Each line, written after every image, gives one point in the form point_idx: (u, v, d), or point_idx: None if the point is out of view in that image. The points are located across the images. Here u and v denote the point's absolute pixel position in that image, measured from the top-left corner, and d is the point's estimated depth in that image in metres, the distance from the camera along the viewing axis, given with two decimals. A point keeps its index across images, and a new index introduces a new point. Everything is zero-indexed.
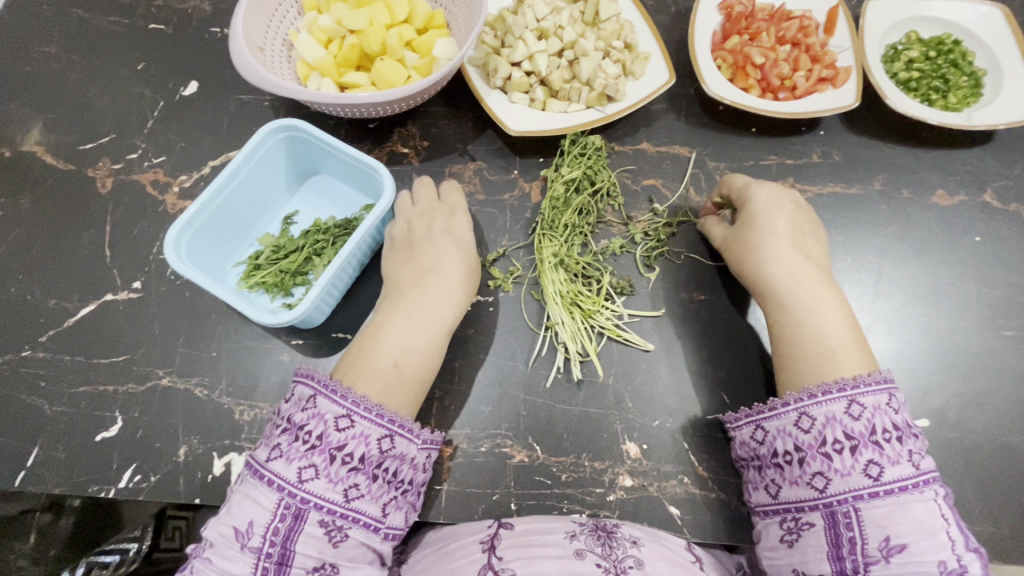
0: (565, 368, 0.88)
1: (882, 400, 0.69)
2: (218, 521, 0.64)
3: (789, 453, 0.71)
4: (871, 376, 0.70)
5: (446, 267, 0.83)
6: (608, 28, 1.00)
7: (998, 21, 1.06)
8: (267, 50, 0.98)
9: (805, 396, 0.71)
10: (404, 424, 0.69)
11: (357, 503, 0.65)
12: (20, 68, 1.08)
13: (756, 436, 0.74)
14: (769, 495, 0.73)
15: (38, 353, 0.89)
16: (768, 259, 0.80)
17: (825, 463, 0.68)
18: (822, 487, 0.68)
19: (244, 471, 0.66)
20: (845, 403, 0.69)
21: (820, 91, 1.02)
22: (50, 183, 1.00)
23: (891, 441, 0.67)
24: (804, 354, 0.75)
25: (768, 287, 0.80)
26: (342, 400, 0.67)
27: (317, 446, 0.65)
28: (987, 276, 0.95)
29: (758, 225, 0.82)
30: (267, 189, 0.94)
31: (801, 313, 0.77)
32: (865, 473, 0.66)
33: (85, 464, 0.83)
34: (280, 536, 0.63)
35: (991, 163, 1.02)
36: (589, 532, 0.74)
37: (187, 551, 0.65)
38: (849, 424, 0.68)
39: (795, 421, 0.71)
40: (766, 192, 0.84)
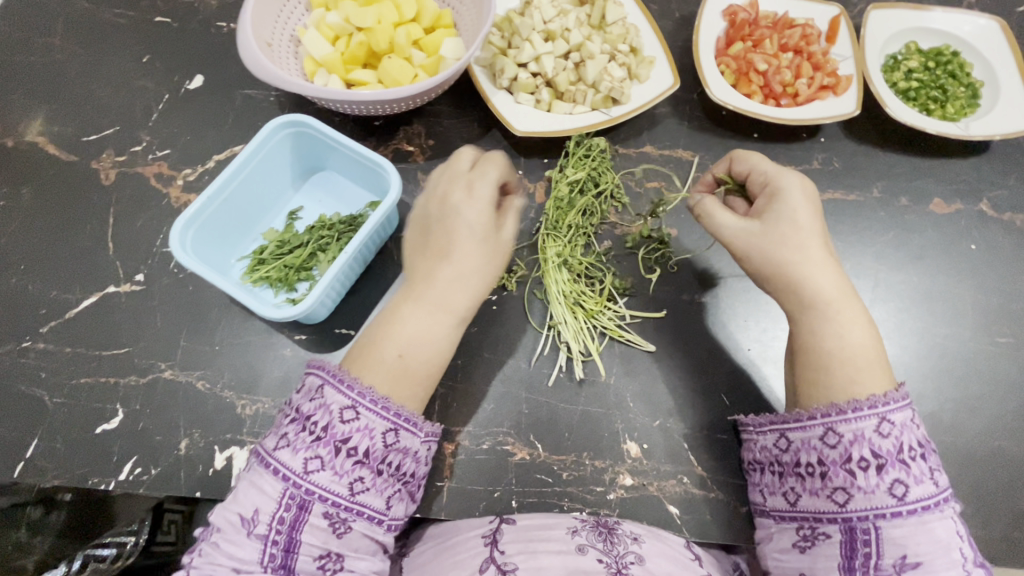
0: (567, 368, 0.88)
1: (908, 417, 0.68)
2: (224, 507, 0.64)
3: (811, 464, 0.70)
4: (898, 394, 0.69)
5: (461, 253, 0.73)
6: (614, 32, 1.01)
7: (996, 33, 1.08)
8: (275, 45, 0.98)
9: (833, 412, 0.69)
10: (410, 418, 0.69)
11: (363, 496, 0.66)
12: (23, 58, 1.08)
13: (779, 443, 0.74)
14: (786, 502, 0.72)
15: (39, 344, 0.88)
16: (800, 264, 0.74)
17: (848, 479, 0.67)
18: (843, 501, 0.67)
19: (251, 459, 0.66)
20: (875, 421, 0.67)
21: (822, 99, 1.03)
22: (52, 174, 1.00)
23: (915, 459, 0.66)
24: (843, 365, 0.71)
25: (808, 294, 0.74)
26: (348, 391, 0.67)
27: (323, 438, 0.65)
28: (982, 283, 0.97)
29: (788, 224, 0.75)
30: (272, 184, 0.94)
31: (836, 322, 0.73)
32: (890, 491, 0.65)
33: (84, 456, 0.83)
34: (286, 525, 0.64)
35: (986, 172, 1.04)
36: (590, 528, 0.74)
37: (195, 535, 0.66)
38: (879, 442, 0.67)
39: (821, 435, 0.69)
40: (798, 189, 0.77)
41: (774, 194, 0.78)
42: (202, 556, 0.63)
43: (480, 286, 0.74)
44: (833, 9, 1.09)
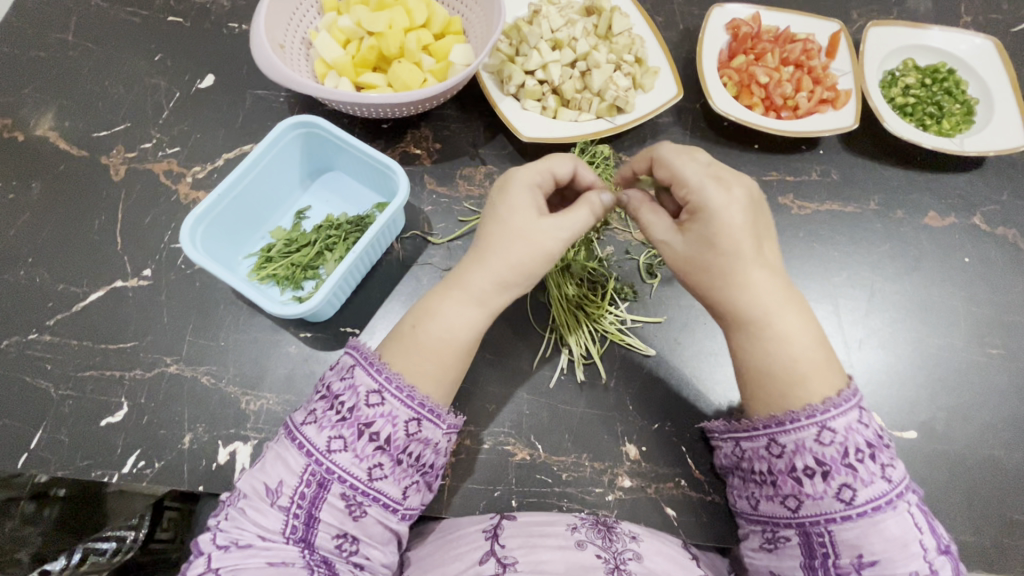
0: (569, 370, 0.90)
1: (852, 419, 0.67)
2: (254, 476, 0.69)
3: (763, 472, 0.72)
4: (840, 398, 0.68)
5: (492, 240, 0.74)
6: (620, 42, 1.03)
7: (990, 53, 1.11)
8: (287, 47, 1.00)
9: (772, 423, 0.70)
10: (433, 410, 0.70)
11: (380, 483, 0.68)
12: (36, 54, 1.09)
13: (736, 451, 0.76)
14: (750, 505, 0.75)
15: (45, 336, 0.89)
16: (721, 289, 0.72)
17: (795, 487, 0.68)
18: (794, 507, 0.68)
19: (280, 432, 0.69)
20: (815, 430, 0.67)
21: (821, 112, 1.06)
22: (63, 168, 1.01)
23: (863, 461, 0.65)
24: (777, 385, 0.70)
25: (735, 316, 0.72)
26: (376, 374, 0.69)
27: (348, 419, 0.67)
28: (975, 295, 0.99)
29: (706, 246, 0.72)
30: (281, 183, 0.96)
31: (764, 341, 0.71)
32: (837, 497, 0.65)
33: (88, 449, 0.83)
34: (306, 500, 0.67)
35: (980, 188, 1.06)
36: (590, 526, 0.76)
37: (223, 497, 0.70)
38: (820, 450, 0.66)
39: (766, 445, 0.71)
40: (721, 206, 0.70)
41: (696, 211, 0.72)
42: (229, 520, 0.67)
43: (502, 271, 0.73)
44: (834, 25, 1.12)
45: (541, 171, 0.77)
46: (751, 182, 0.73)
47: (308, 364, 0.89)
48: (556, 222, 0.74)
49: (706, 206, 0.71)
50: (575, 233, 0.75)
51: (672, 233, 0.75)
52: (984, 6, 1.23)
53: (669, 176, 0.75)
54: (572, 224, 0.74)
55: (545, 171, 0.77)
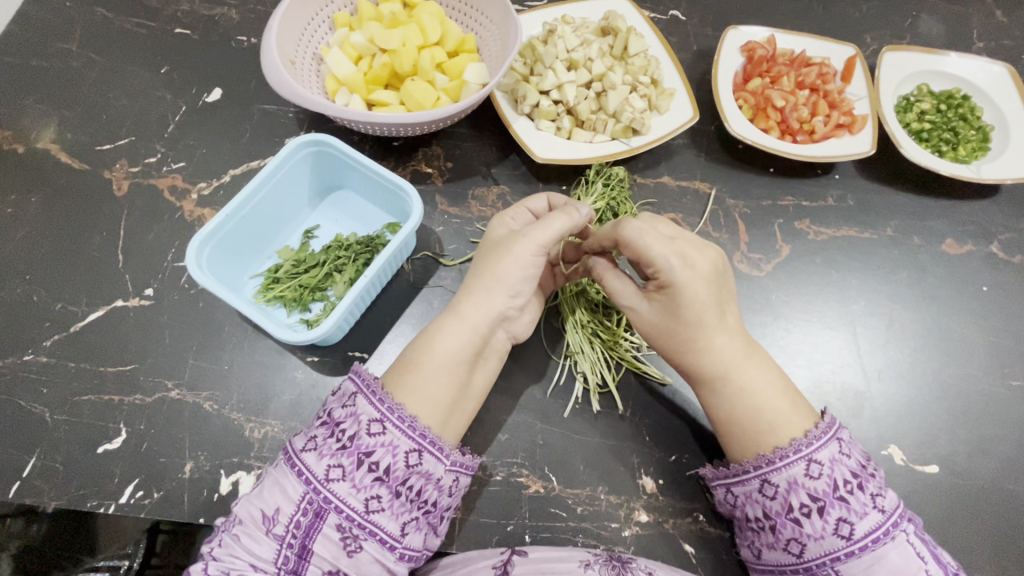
0: (583, 400, 0.88)
1: (834, 449, 0.67)
2: (250, 501, 0.66)
3: (760, 518, 0.69)
4: (819, 428, 0.69)
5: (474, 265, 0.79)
6: (636, 63, 1.02)
7: (1004, 80, 1.11)
8: (298, 62, 0.98)
9: (762, 463, 0.69)
10: (435, 441, 0.68)
11: (377, 516, 0.64)
12: (39, 64, 1.06)
13: (729, 497, 0.73)
14: (754, 555, 0.71)
15: (42, 357, 0.86)
16: (685, 357, 0.74)
17: (795, 529, 0.66)
18: (799, 552, 0.66)
19: (279, 457, 0.67)
20: (803, 464, 0.67)
21: (837, 137, 1.04)
22: (64, 183, 0.98)
23: (854, 493, 0.65)
24: (748, 435, 0.71)
25: (699, 376, 0.74)
26: (379, 404, 0.67)
27: (348, 447, 0.65)
28: (993, 325, 0.98)
29: (674, 323, 0.73)
30: (290, 202, 0.93)
31: (725, 397, 0.73)
32: (837, 534, 0.64)
33: (84, 477, 0.80)
34: (301, 529, 0.64)
35: (996, 215, 1.05)
36: (604, 563, 0.72)
37: (217, 524, 0.67)
38: (812, 485, 0.66)
39: (759, 488, 0.69)
40: (687, 286, 0.70)
41: (664, 288, 0.72)
42: (223, 547, 0.64)
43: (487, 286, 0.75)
44: (849, 49, 1.11)
45: (517, 208, 0.83)
46: (710, 246, 0.74)
47: (315, 390, 0.86)
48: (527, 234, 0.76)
49: (674, 286, 0.71)
50: (546, 236, 0.74)
51: (640, 306, 0.76)
52: (996, 31, 1.23)
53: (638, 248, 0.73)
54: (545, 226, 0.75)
55: (520, 207, 0.84)
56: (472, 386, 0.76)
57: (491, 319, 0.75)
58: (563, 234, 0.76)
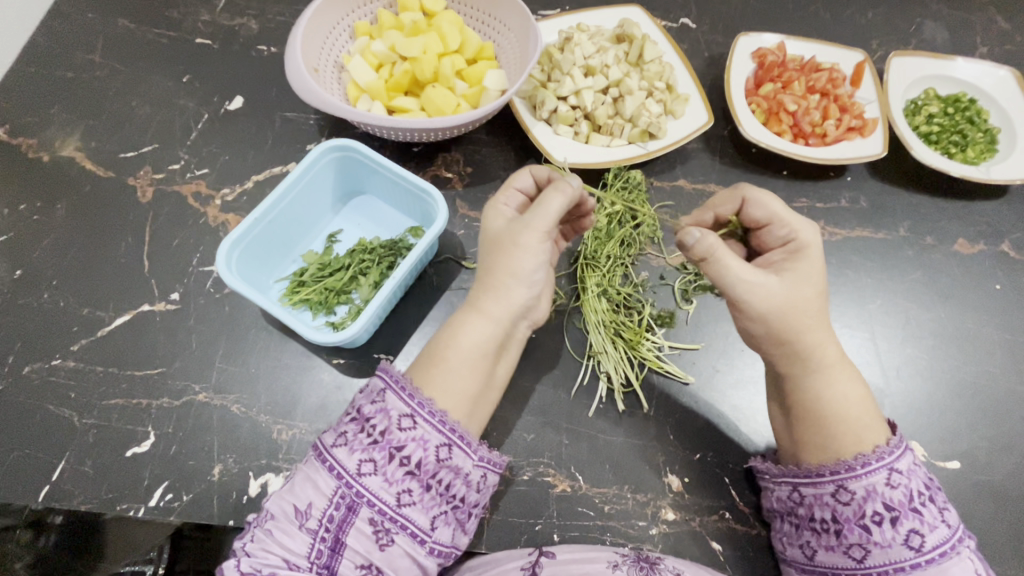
0: (607, 399, 0.88)
1: (910, 461, 0.67)
2: (281, 496, 0.67)
3: (826, 521, 0.67)
4: (893, 441, 0.67)
5: (482, 260, 0.78)
6: (652, 69, 1.04)
7: (1009, 84, 1.14)
8: (321, 70, 1.00)
9: (842, 468, 0.66)
10: (463, 436, 0.68)
11: (408, 510, 0.65)
12: (62, 73, 1.08)
13: (793, 496, 0.72)
14: (805, 555, 0.70)
15: (69, 362, 0.86)
16: (809, 329, 0.70)
17: (863, 535, 0.64)
18: (860, 557, 0.64)
19: (310, 453, 0.67)
20: (884, 473, 0.65)
21: (849, 139, 1.06)
22: (88, 190, 0.99)
23: (927, 505, 0.64)
24: (847, 427, 0.69)
25: (810, 356, 0.71)
26: (408, 399, 0.68)
27: (379, 442, 0.66)
28: (1008, 322, 0.99)
29: (808, 284, 0.70)
30: (315, 207, 0.95)
31: (831, 383, 0.71)
32: (906, 544, 0.63)
33: (114, 481, 0.80)
34: (334, 523, 0.64)
35: (1006, 215, 1.07)
36: (632, 563, 0.72)
37: (251, 518, 0.68)
38: (889, 494, 0.64)
39: (832, 492, 0.67)
40: (817, 246, 0.72)
41: (796, 250, 0.72)
42: (255, 542, 0.64)
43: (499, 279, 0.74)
44: (858, 55, 1.14)
45: (506, 192, 0.83)
46: None
47: (341, 392, 0.87)
48: (524, 219, 0.75)
49: (808, 245, 0.72)
50: (546, 219, 0.74)
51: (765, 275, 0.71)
52: (1000, 37, 1.26)
53: (763, 218, 0.75)
54: (540, 211, 0.74)
55: (509, 188, 0.83)
56: (495, 376, 0.78)
57: (514, 313, 0.75)
58: (563, 212, 0.75)
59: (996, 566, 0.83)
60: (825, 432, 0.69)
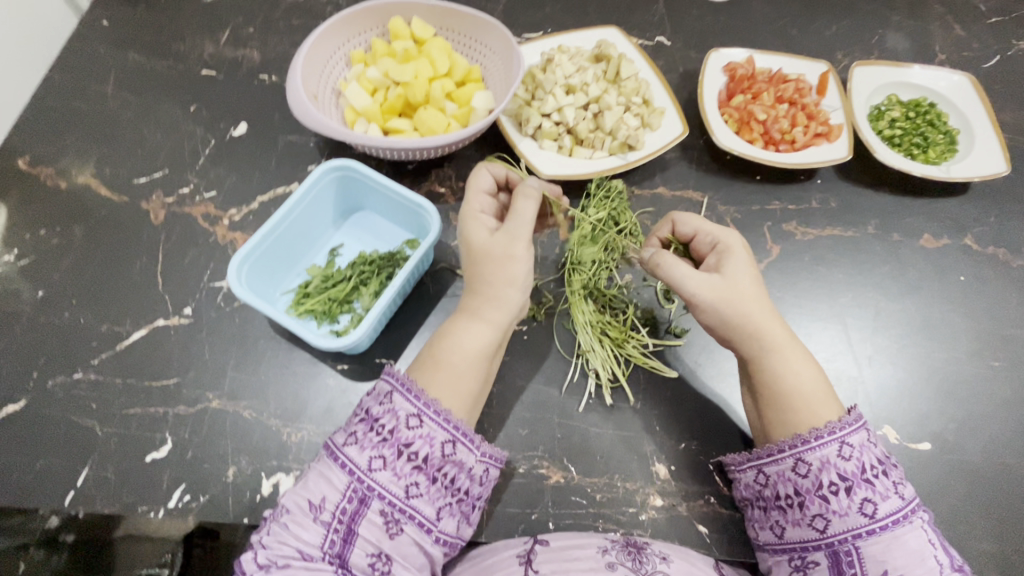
0: (597, 395, 0.94)
1: (864, 437, 0.73)
2: (297, 491, 0.72)
3: (790, 496, 0.74)
4: (850, 418, 0.74)
5: (470, 269, 0.83)
6: (628, 86, 1.11)
7: (966, 88, 1.21)
8: (319, 97, 1.07)
9: (799, 442, 0.73)
10: (466, 433, 0.74)
11: (416, 501, 0.70)
12: (77, 106, 1.15)
13: (759, 479, 0.78)
14: (775, 536, 0.76)
15: (90, 376, 0.92)
16: (755, 316, 0.80)
17: (822, 505, 0.71)
18: (823, 527, 0.71)
19: (323, 452, 0.72)
20: (837, 446, 0.72)
21: (817, 145, 1.14)
22: (104, 214, 1.06)
23: (879, 477, 0.71)
24: (806, 404, 0.76)
25: (761, 340, 0.79)
26: (415, 400, 0.73)
27: (388, 439, 0.71)
28: (972, 311, 1.05)
29: (743, 275, 0.82)
30: (317, 223, 1.01)
31: (787, 364, 0.79)
32: (861, 512, 0.69)
33: (134, 485, 0.85)
34: (347, 515, 0.69)
35: (968, 210, 1.14)
36: (620, 548, 0.77)
37: (265, 514, 0.73)
38: (843, 466, 0.71)
39: (792, 466, 0.74)
40: (741, 246, 0.84)
41: (724, 250, 0.84)
42: (270, 536, 0.69)
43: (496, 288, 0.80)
44: (822, 66, 1.21)
45: (479, 197, 0.89)
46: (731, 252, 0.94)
47: (346, 396, 0.92)
48: (508, 228, 0.82)
49: (733, 244, 0.84)
50: (524, 225, 0.82)
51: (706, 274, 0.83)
52: (957, 44, 1.34)
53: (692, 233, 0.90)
54: (523, 220, 0.82)
55: (479, 192, 0.90)
56: (492, 373, 0.84)
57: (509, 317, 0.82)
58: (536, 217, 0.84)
59: (968, 540, 0.88)
60: (790, 412, 0.76)
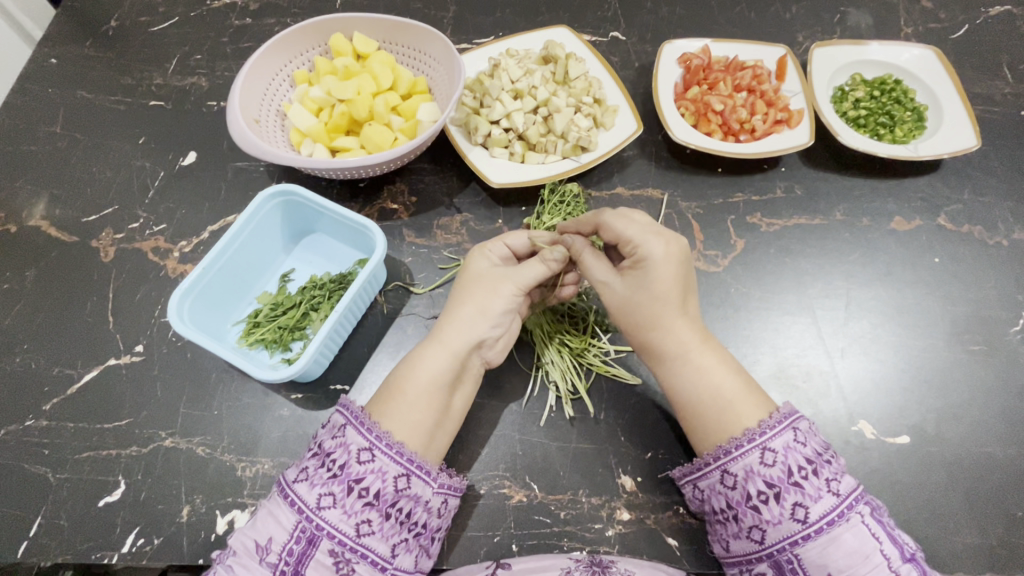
0: (558, 408, 0.91)
1: (789, 438, 0.69)
2: (244, 532, 0.69)
3: (724, 509, 0.71)
4: (773, 419, 0.70)
5: (453, 300, 0.83)
6: (578, 86, 1.08)
7: (931, 62, 1.17)
8: (262, 121, 1.05)
9: (721, 454, 0.71)
10: (422, 465, 0.72)
11: (368, 539, 0.68)
12: (25, 147, 1.14)
13: (698, 493, 0.75)
14: (723, 548, 0.73)
15: (42, 422, 0.91)
16: (646, 329, 0.79)
17: (755, 516, 0.68)
18: (760, 538, 0.68)
19: (273, 490, 0.70)
20: (758, 452, 0.69)
21: (778, 132, 1.10)
22: (54, 255, 1.04)
23: (808, 478, 0.67)
24: (719, 412, 0.73)
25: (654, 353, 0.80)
26: (367, 433, 0.71)
27: (338, 476, 0.69)
28: (949, 294, 1.01)
29: (641, 292, 0.78)
30: (266, 250, 0.99)
31: (688, 376, 0.76)
32: (793, 517, 0.66)
33: (88, 531, 0.84)
34: (295, 556, 0.67)
35: (940, 188, 1.10)
36: (584, 569, 0.75)
37: (213, 557, 0.71)
38: (767, 473, 0.68)
39: (720, 479, 0.71)
40: (657, 260, 0.76)
41: (635, 263, 0.78)
42: None
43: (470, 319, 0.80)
44: (780, 49, 1.17)
45: (495, 243, 0.87)
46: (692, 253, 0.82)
47: (301, 425, 0.90)
48: (507, 271, 0.83)
49: (646, 261, 0.77)
50: (525, 279, 0.81)
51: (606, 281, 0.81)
52: (923, 16, 1.30)
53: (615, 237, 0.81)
54: (527, 278, 0.81)
55: (499, 240, 0.88)
56: (454, 408, 0.79)
57: (468, 345, 0.79)
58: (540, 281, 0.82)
59: (955, 536, 0.84)
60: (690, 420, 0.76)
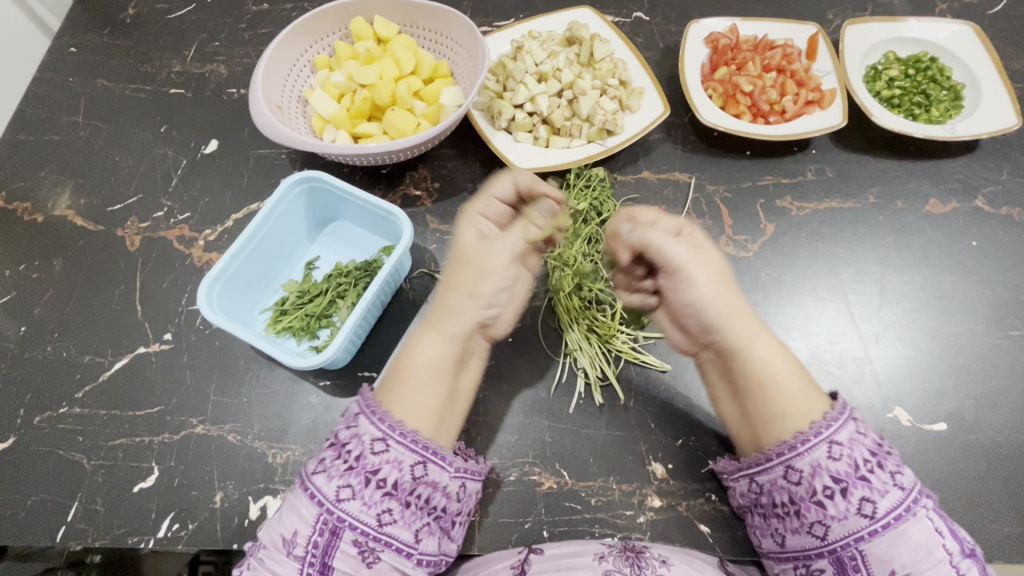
0: (586, 394, 0.90)
1: (852, 430, 0.68)
2: (271, 525, 0.69)
3: (785, 504, 0.69)
4: (837, 410, 0.69)
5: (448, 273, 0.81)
6: (603, 68, 1.05)
7: (969, 39, 1.13)
8: (284, 107, 1.04)
9: (786, 448, 0.69)
10: (436, 451, 0.71)
11: (390, 528, 0.67)
12: (48, 137, 1.14)
13: (753, 487, 0.73)
14: (777, 544, 0.71)
15: (75, 409, 0.92)
16: (735, 301, 0.77)
17: (819, 512, 0.66)
18: (823, 534, 0.66)
19: (293, 483, 0.70)
20: (825, 447, 0.67)
21: (809, 113, 1.06)
22: (80, 244, 1.05)
23: (874, 472, 0.66)
24: (781, 402, 0.71)
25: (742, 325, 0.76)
26: (380, 423, 0.70)
27: (354, 467, 0.68)
28: (986, 278, 0.99)
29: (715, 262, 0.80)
30: (290, 238, 0.99)
31: (772, 359, 0.74)
32: (860, 513, 0.65)
33: (125, 516, 0.85)
34: (320, 549, 0.66)
35: (978, 169, 1.06)
36: (617, 554, 0.74)
37: (245, 549, 0.71)
38: (835, 467, 0.66)
39: (783, 474, 0.69)
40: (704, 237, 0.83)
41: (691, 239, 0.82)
42: (251, 569, 0.68)
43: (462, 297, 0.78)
44: (810, 27, 1.13)
45: (484, 201, 0.84)
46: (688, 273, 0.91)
47: (329, 412, 0.91)
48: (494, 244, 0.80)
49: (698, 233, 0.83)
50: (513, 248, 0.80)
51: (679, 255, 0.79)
52: None
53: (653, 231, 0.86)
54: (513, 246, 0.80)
55: (486, 199, 0.84)
56: (458, 394, 0.79)
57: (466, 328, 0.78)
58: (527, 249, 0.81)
59: (994, 524, 0.82)
60: (768, 402, 0.72)
